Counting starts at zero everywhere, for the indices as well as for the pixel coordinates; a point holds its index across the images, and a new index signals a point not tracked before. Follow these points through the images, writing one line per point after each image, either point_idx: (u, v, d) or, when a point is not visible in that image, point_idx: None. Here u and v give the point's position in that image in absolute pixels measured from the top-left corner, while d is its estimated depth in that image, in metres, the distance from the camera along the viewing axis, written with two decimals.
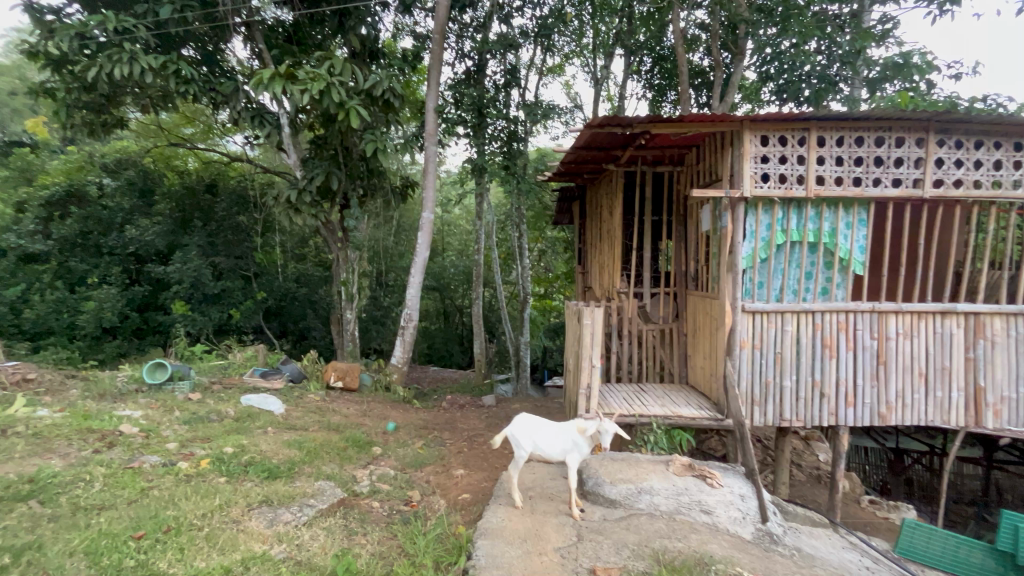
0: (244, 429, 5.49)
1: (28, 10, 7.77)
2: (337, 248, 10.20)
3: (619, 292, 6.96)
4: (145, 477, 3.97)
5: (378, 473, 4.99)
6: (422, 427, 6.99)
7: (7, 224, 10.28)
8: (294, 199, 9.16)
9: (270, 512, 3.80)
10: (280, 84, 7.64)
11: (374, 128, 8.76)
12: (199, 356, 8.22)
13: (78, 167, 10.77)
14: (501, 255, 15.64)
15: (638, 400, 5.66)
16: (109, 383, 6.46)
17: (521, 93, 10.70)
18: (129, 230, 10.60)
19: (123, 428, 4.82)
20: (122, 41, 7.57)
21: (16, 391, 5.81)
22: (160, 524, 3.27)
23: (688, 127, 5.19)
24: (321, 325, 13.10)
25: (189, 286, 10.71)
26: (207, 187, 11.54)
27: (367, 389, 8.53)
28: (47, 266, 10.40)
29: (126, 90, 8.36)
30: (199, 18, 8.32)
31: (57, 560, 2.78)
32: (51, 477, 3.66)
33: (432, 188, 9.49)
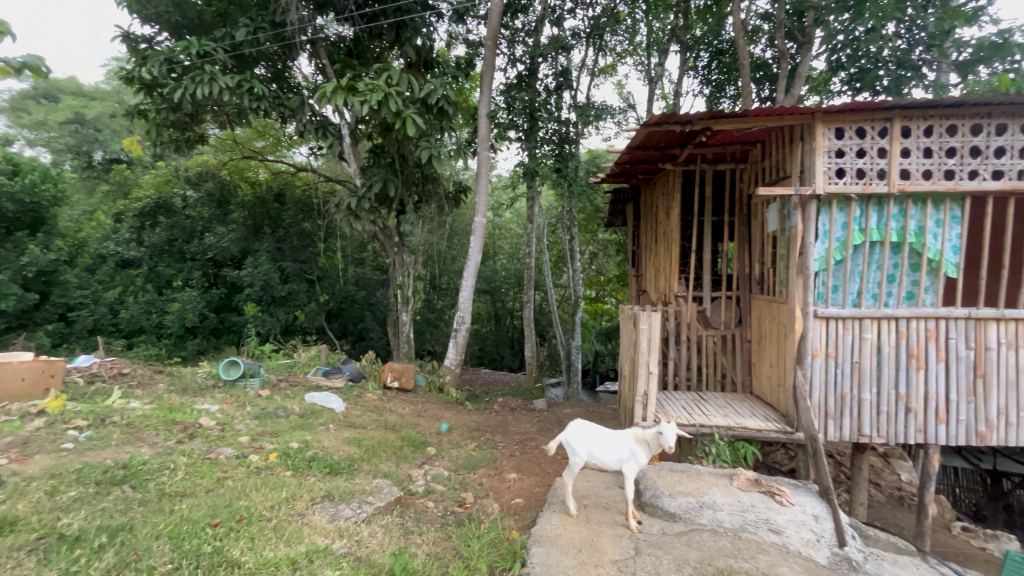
0: (309, 425, 5.77)
1: (126, 41, 8.64)
2: (394, 253, 10.56)
3: (676, 296, 6.71)
4: (221, 468, 4.26)
5: (432, 473, 5.08)
6: (474, 429, 7.06)
7: (108, 233, 11.46)
8: (354, 206, 9.54)
9: (331, 507, 3.95)
10: (342, 97, 7.99)
11: (429, 135, 9.02)
12: (268, 355, 8.73)
13: (165, 180, 11.79)
14: (552, 258, 15.60)
15: (699, 409, 5.41)
16: (191, 378, 6.99)
17: (573, 95, 10.62)
18: (209, 237, 11.50)
19: (202, 421, 5.21)
20: (203, 63, 8.21)
21: (113, 383, 6.42)
22: (234, 513, 3.48)
23: (753, 122, 4.91)
24: (379, 327, 13.60)
25: (260, 289, 11.46)
26: (275, 197, 12.27)
27: (421, 390, 8.75)
28: (139, 271, 11.47)
29: (207, 109, 9.08)
30: (271, 38, 8.90)
31: (145, 543, 3.01)
32: (142, 464, 3.98)
33: (484, 192, 9.60)
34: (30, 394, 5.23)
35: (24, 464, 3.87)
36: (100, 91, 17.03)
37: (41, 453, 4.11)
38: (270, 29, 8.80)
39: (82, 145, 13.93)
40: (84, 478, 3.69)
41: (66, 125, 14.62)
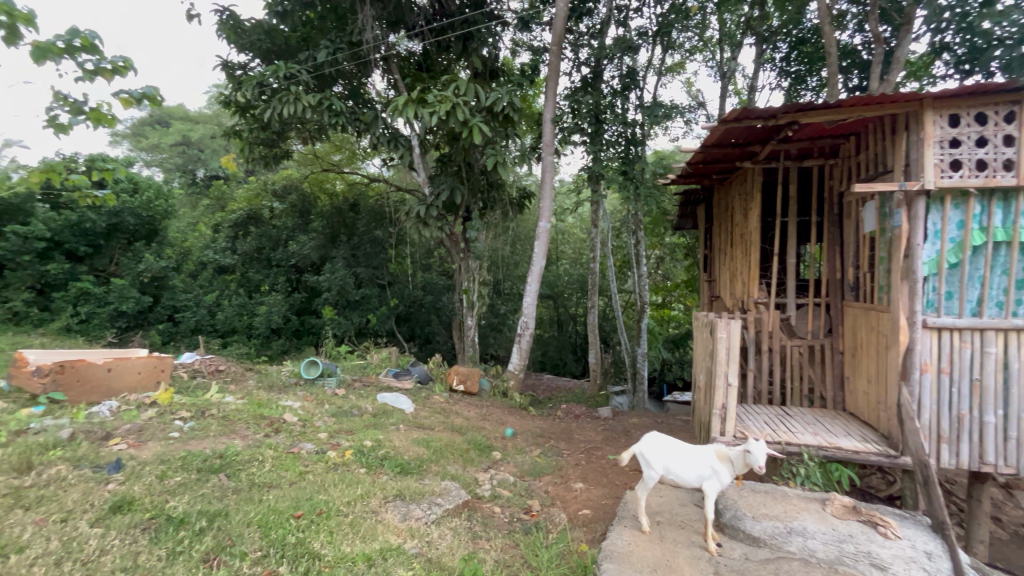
0: (381, 424, 6.01)
1: (225, 68, 9.54)
2: (460, 259, 10.82)
3: (756, 303, 6.27)
4: (303, 462, 4.52)
5: (499, 478, 5.08)
6: (538, 435, 7.01)
7: (207, 242, 12.67)
8: (423, 214, 9.86)
9: (403, 506, 4.05)
10: (413, 109, 8.27)
11: (494, 142, 9.14)
12: (343, 356, 9.23)
13: (256, 193, 12.83)
14: (617, 262, 15.24)
15: (784, 425, 5.00)
16: (276, 376, 7.52)
17: (639, 95, 10.35)
18: (292, 245, 12.41)
19: (286, 417, 5.57)
20: (288, 84, 8.86)
21: (211, 379, 7.04)
22: (315, 507, 3.66)
23: (848, 112, 4.48)
24: (444, 331, 14.03)
25: (336, 293, 12.19)
26: (350, 206, 12.96)
27: (486, 394, 8.85)
28: (233, 276, 12.58)
29: (292, 127, 9.78)
30: (348, 57, 9.45)
31: (238, 530, 3.24)
32: (235, 455, 4.31)
33: (549, 198, 9.56)
34: (144, 386, 5.79)
35: (139, 449, 4.31)
36: (202, 115, 19.01)
37: (153, 440, 4.55)
38: (347, 49, 9.36)
39: (187, 164, 15.59)
40: (187, 464, 4.04)
41: (175, 148, 16.49)
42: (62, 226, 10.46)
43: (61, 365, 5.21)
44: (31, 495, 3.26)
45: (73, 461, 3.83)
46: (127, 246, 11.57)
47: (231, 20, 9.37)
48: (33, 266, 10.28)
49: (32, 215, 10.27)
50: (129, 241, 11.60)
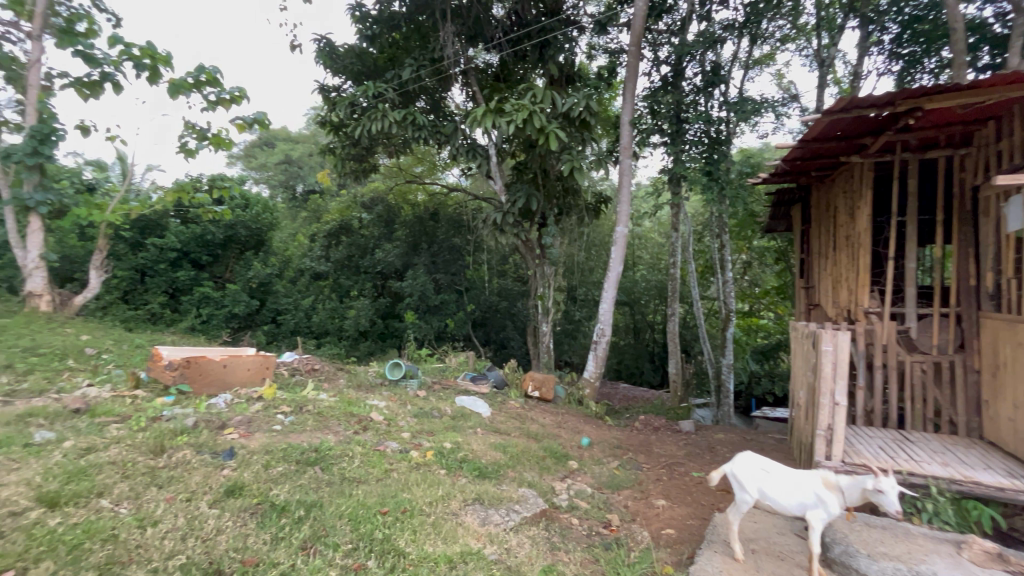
0: (460, 427, 6.14)
1: (321, 92, 10.40)
2: (535, 265, 10.85)
3: (867, 313, 5.61)
4: (388, 460, 4.73)
5: (576, 489, 4.97)
6: (616, 446, 6.78)
7: (305, 251, 13.81)
8: (499, 221, 9.98)
9: (482, 510, 4.09)
10: (491, 118, 8.40)
11: (570, 148, 9.06)
12: (424, 358, 9.59)
13: (347, 205, 13.67)
14: (699, 268, 14.46)
15: (904, 453, 4.40)
16: (364, 376, 7.97)
17: (724, 91, 9.78)
18: (378, 253, 13.21)
19: (373, 416, 5.88)
20: (376, 102, 9.41)
21: (308, 377, 7.60)
22: (399, 505, 3.81)
23: (988, 93, 3.89)
24: (519, 336, 14.18)
25: (418, 298, 12.77)
26: (431, 215, 13.48)
27: (561, 401, 8.76)
28: (327, 283, 13.62)
29: (379, 142, 10.38)
30: (430, 73, 9.88)
31: (332, 521, 3.45)
32: (328, 450, 4.60)
33: (627, 201, 9.28)
34: (252, 381, 6.42)
35: (248, 439, 4.74)
36: (302, 136, 20.88)
37: (260, 432, 5.00)
38: (430, 65, 9.80)
39: (289, 181, 17.18)
40: (288, 456, 4.37)
41: (279, 166, 18.26)
42: (189, 238, 11.92)
43: (187, 360, 5.91)
44: (163, 475, 3.69)
45: (195, 447, 4.30)
46: (239, 255, 12.93)
47: (327, 47, 10.18)
48: (167, 273, 11.79)
49: (167, 229, 11.80)
50: (241, 251, 12.97)
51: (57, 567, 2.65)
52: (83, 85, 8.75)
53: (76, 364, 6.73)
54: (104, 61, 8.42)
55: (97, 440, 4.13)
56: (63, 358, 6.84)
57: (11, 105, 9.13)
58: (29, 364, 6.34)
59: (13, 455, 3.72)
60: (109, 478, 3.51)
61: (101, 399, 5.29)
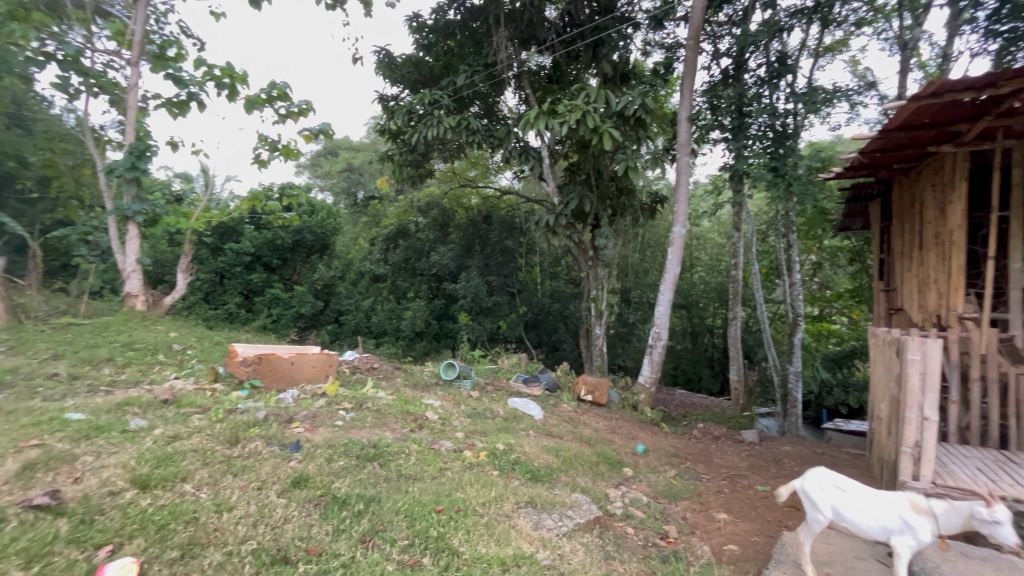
0: (512, 429, 6.17)
1: (381, 101, 10.82)
2: (588, 267, 10.71)
3: (961, 318, 5.07)
4: (443, 458, 4.82)
5: (631, 497, 4.83)
6: (673, 455, 6.53)
7: (365, 254, 14.43)
8: (552, 223, 9.92)
9: (534, 514, 4.06)
10: (543, 120, 8.36)
11: (625, 147, 8.86)
12: (477, 359, 9.72)
13: (404, 210, 14.11)
14: (763, 269, 13.69)
15: (1008, 476, 3.93)
16: (419, 375, 8.19)
17: (792, 82, 9.20)
18: (434, 256, 13.55)
19: (428, 414, 6.02)
20: (431, 109, 9.64)
21: (367, 375, 7.91)
22: (453, 504, 3.86)
23: None
24: (571, 339, 14.08)
25: (471, 300, 12.98)
26: (484, 218, 13.66)
27: (615, 406, 8.57)
28: (385, 284, 14.14)
29: (435, 148, 10.65)
30: (484, 78, 10.03)
31: (390, 516, 3.55)
32: (387, 446, 4.75)
33: (685, 200, 8.95)
34: (317, 378, 6.76)
35: (313, 433, 4.99)
36: (362, 145, 21.85)
37: (323, 426, 5.25)
38: (483, 70, 9.94)
39: (351, 187, 18.02)
40: (349, 450, 4.56)
41: (343, 174, 19.24)
42: (262, 243, 12.78)
43: (259, 357, 6.32)
44: (237, 464, 3.96)
45: (267, 438, 4.58)
46: (306, 258, 13.70)
47: (386, 58, 10.58)
48: (242, 276, 12.69)
49: (242, 235, 12.70)
50: (308, 254, 13.74)
51: (147, 545, 2.90)
52: (172, 105, 9.60)
53: (165, 358, 7.38)
54: (191, 82, 9.21)
55: (182, 429, 4.49)
56: (155, 353, 7.53)
57: (113, 125, 10.19)
58: (126, 358, 7.03)
59: (112, 439, 4.12)
60: (192, 465, 3.81)
61: (186, 391, 5.76)
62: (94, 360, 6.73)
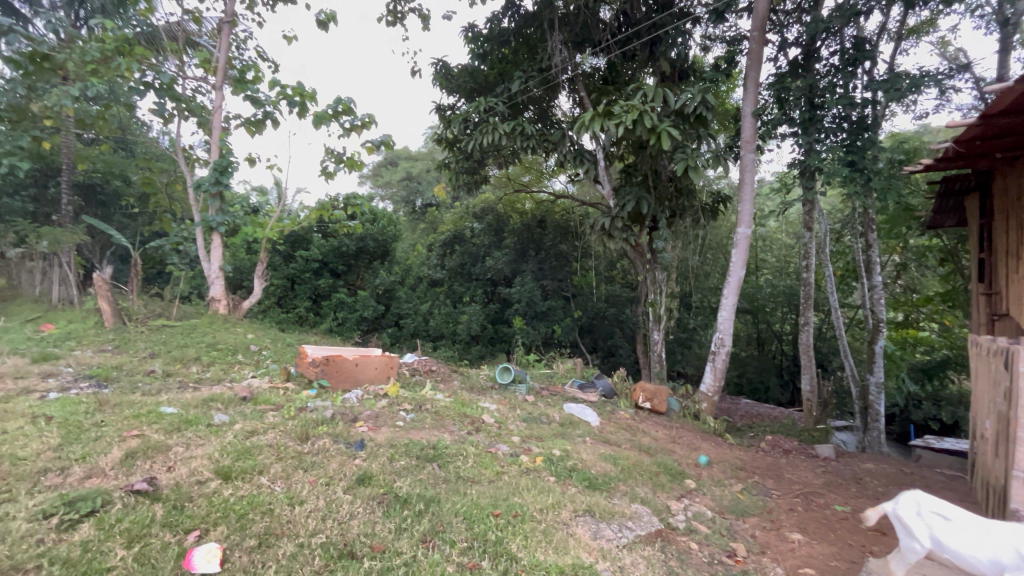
0: (568, 434, 6.10)
1: (438, 111, 11.15)
2: (645, 271, 10.43)
3: None
4: (500, 462, 4.85)
5: (694, 510, 4.60)
6: (739, 468, 6.19)
7: (423, 259, 14.87)
8: (607, 226, 9.73)
9: (593, 523, 3.97)
10: (598, 122, 8.22)
11: (685, 146, 8.55)
12: (532, 364, 9.71)
13: (460, 216, 14.38)
14: (839, 271, 12.71)
15: None
16: (475, 379, 8.28)
17: (870, 69, 8.51)
18: (489, 261, 13.73)
19: (485, 418, 6.08)
20: (486, 116, 9.77)
21: (426, 377, 8.12)
22: (511, 508, 3.87)
23: None
24: (627, 344, 13.76)
25: (526, 304, 13.01)
26: (538, 223, 13.67)
27: (675, 415, 8.26)
28: (442, 289, 14.47)
29: (491, 155, 10.81)
30: (538, 83, 10.05)
31: (449, 518, 3.60)
32: (445, 448, 4.85)
33: (750, 199, 8.49)
34: (380, 379, 7.01)
35: (375, 432, 5.17)
36: (420, 154, 22.62)
37: (385, 426, 5.43)
38: (537, 75, 9.97)
39: (410, 196, 18.68)
40: (410, 451, 4.68)
41: (402, 183, 20.06)
42: (329, 251, 13.50)
43: (327, 359, 6.67)
44: (307, 459, 4.17)
45: (334, 436, 4.81)
46: (368, 264, 14.31)
47: (444, 69, 10.88)
48: (311, 281, 13.45)
49: (311, 243, 13.48)
50: (370, 261, 14.35)
51: (229, 532, 3.12)
52: (250, 124, 10.40)
53: (244, 358, 7.97)
54: (266, 102, 9.93)
55: (259, 425, 4.81)
56: (235, 353, 8.14)
57: (201, 145, 11.18)
58: (211, 357, 7.66)
59: (199, 432, 4.49)
60: (267, 459, 4.06)
61: (262, 389, 6.17)
62: (185, 359, 7.39)
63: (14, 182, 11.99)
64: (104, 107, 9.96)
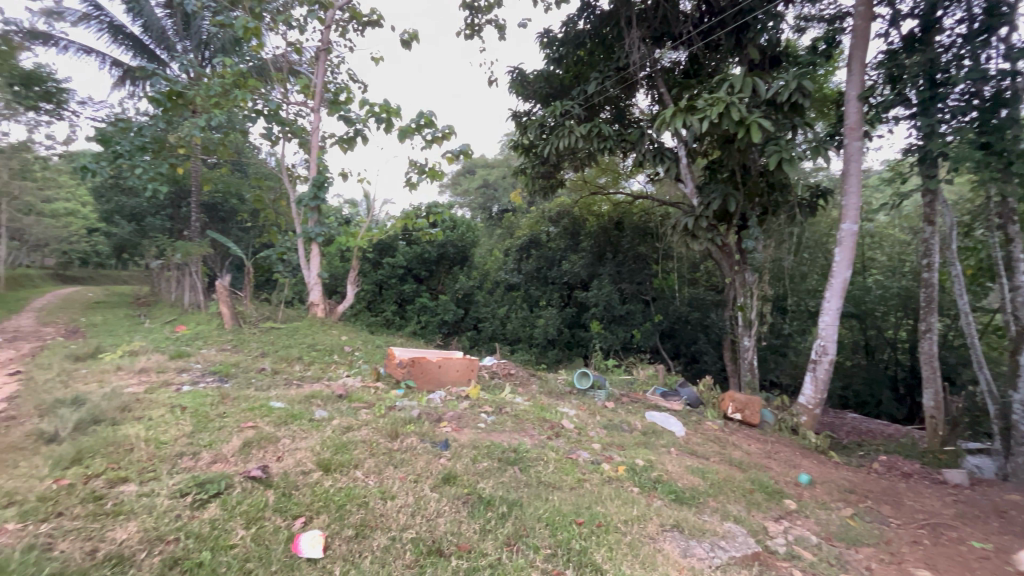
0: (651, 444, 5.86)
1: (515, 118, 11.30)
2: (733, 273, 9.79)
3: None
4: (581, 469, 4.77)
5: (796, 535, 4.19)
6: (848, 490, 5.56)
7: (500, 264, 15.11)
8: (690, 226, 9.21)
9: (682, 540, 3.76)
10: (680, 118, 7.83)
11: (778, 137, 7.90)
12: (611, 369, 9.47)
13: (536, 220, 14.39)
14: (971, 270, 11.04)
15: None
16: (554, 383, 8.24)
17: (1009, 35, 7.31)
18: (565, 265, 13.66)
19: (564, 423, 6.03)
20: (562, 120, 9.72)
21: (505, 380, 8.22)
22: (594, 518, 3.79)
23: None
24: (713, 351, 12.96)
25: (603, 308, 12.76)
26: (616, 225, 13.35)
27: (770, 428, 7.62)
28: (519, 293, 14.62)
29: (567, 158, 10.74)
30: (615, 83, 9.84)
31: (533, 524, 3.60)
32: (525, 452, 4.87)
33: (856, 191, 7.65)
34: (461, 381, 7.22)
35: (459, 433, 5.32)
36: (496, 161, 23.18)
37: (468, 428, 5.57)
38: (614, 75, 9.75)
39: (487, 203, 19.19)
40: (491, 453, 4.77)
41: (479, 190, 20.73)
42: (413, 257, 14.21)
43: (412, 360, 7.00)
44: (396, 456, 4.39)
45: (420, 435, 5.02)
46: (449, 270, 14.85)
47: (519, 76, 11.00)
48: (396, 286, 14.24)
49: (396, 250, 14.23)
50: (450, 267, 14.87)
51: (330, 521, 3.37)
52: (343, 141, 11.25)
53: (339, 358, 8.62)
54: (357, 121, 10.69)
55: (354, 421, 5.16)
56: (331, 353, 8.82)
57: (301, 163, 12.29)
58: (312, 357, 8.37)
59: (302, 426, 4.91)
60: (361, 454, 4.33)
61: (356, 388, 6.61)
62: (290, 358, 8.14)
63: (156, 204, 14.00)
64: (224, 134, 11.27)
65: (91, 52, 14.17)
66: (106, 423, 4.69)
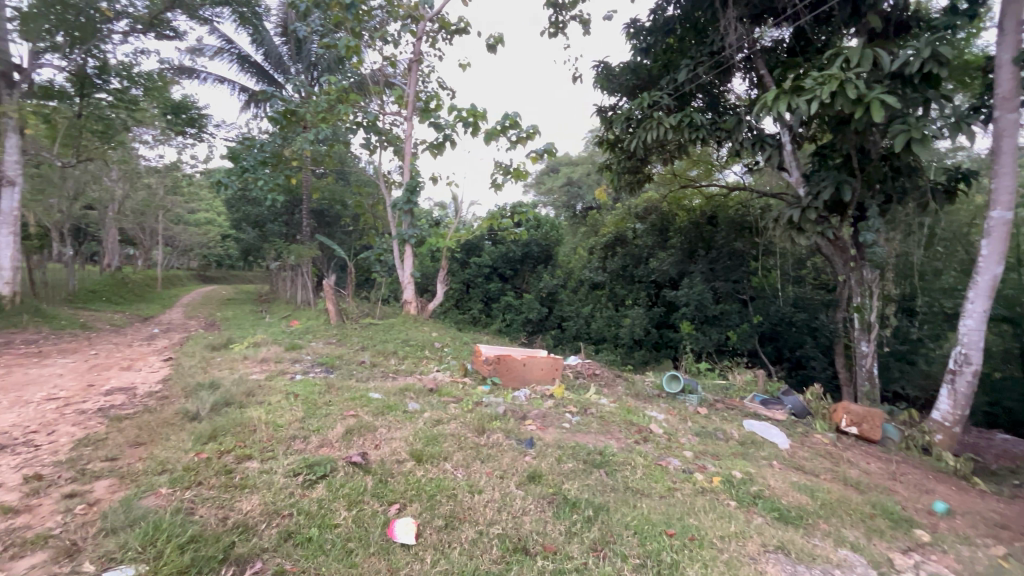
0: (750, 456, 5.42)
1: (599, 113, 11.07)
2: (847, 269, 8.76)
3: None
4: (671, 477, 4.54)
5: (930, 571, 3.64)
6: (1000, 525, 4.70)
7: (585, 262, 14.87)
8: (797, 218, 8.19)
9: (788, 563, 3.42)
10: (784, 101, 7.12)
11: (905, 115, 6.91)
12: (703, 373, 8.93)
13: (622, 217, 13.56)
14: None
15: None
16: (642, 385, 7.94)
17: None
18: (653, 262, 13.15)
19: (652, 427, 5.79)
20: (650, 111, 9.29)
21: (589, 380, 8.08)
22: (687, 530, 3.59)
23: None
24: (823, 355, 11.70)
25: (695, 308, 12.06)
26: (709, 219, 12.54)
27: (895, 445, 6.70)
28: (603, 292, 14.32)
29: (655, 151, 10.29)
30: (709, 69, 9.25)
31: (620, 531, 3.49)
32: (612, 456, 4.75)
33: (1010, 173, 6.48)
34: (545, 379, 7.24)
35: (543, 432, 5.32)
36: (580, 158, 22.96)
37: (552, 427, 5.56)
38: (708, 60, 9.16)
39: (571, 201, 19.07)
40: (576, 454, 4.71)
41: (564, 188, 20.65)
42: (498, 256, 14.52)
43: (498, 357, 7.13)
44: (483, 451, 4.50)
45: (505, 432, 5.09)
46: (534, 269, 15.04)
47: (604, 70, 10.74)
48: (483, 285, 14.85)
49: (483, 250, 14.78)
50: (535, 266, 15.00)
51: (421, 509, 3.54)
52: (433, 147, 11.79)
53: (430, 353, 9.06)
54: (446, 126, 11.15)
55: (443, 415, 5.37)
56: (423, 349, 9.29)
57: (396, 170, 13.06)
58: (406, 351, 8.88)
59: (397, 417, 5.21)
60: (450, 447, 4.51)
61: (445, 383, 6.90)
62: (387, 352, 8.71)
63: (275, 211, 15.70)
64: (330, 146, 12.36)
65: (224, 80, 16.24)
66: (235, 405, 5.35)
